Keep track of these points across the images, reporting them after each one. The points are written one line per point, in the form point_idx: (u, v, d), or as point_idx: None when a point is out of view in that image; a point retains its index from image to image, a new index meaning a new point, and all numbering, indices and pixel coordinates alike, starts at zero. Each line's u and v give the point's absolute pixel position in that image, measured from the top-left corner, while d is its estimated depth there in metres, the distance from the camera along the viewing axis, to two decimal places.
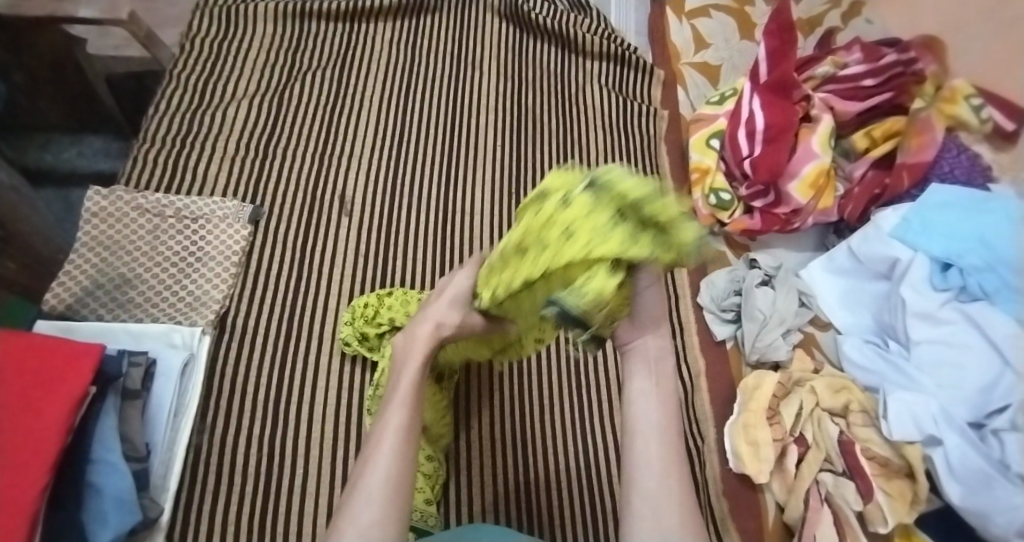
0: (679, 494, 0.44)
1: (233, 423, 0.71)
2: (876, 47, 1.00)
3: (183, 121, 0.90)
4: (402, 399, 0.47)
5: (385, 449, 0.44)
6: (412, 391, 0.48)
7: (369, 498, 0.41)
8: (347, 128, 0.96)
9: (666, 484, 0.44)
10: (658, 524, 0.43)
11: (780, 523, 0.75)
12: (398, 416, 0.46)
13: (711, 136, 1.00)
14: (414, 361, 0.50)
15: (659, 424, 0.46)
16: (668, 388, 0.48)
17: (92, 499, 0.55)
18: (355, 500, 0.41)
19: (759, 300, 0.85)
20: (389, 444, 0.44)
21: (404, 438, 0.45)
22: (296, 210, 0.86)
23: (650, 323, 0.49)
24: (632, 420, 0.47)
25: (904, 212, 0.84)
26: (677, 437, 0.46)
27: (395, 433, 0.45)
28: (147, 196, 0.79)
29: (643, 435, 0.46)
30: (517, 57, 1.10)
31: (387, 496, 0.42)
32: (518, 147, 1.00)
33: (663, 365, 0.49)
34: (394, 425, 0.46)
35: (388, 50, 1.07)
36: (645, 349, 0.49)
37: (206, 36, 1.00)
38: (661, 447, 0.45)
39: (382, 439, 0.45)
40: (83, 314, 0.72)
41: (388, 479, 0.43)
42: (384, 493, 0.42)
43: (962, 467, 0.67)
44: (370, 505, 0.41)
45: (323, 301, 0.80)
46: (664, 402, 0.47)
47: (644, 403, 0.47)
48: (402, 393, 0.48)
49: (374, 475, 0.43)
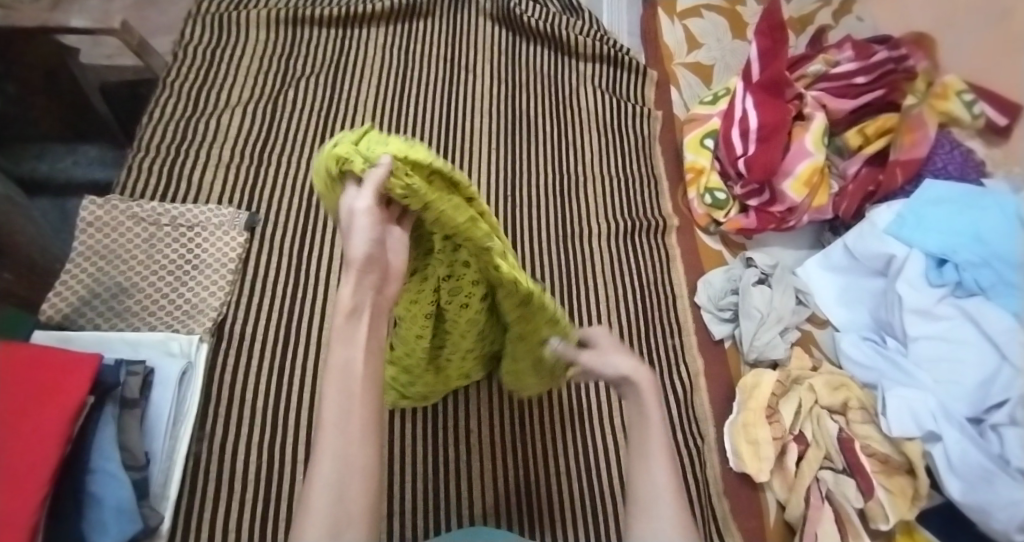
0: (674, 502, 0.45)
1: (233, 429, 0.71)
2: (867, 45, 1.00)
3: (177, 129, 0.90)
4: (332, 389, 0.39)
5: (323, 455, 0.38)
6: (344, 374, 0.40)
7: (313, 508, 0.36)
8: (341, 133, 0.96)
9: (663, 497, 0.45)
10: (653, 531, 0.43)
11: (781, 521, 0.75)
12: (339, 405, 0.39)
13: (704, 135, 1.00)
14: (340, 332, 0.41)
15: (659, 446, 0.47)
16: (651, 407, 0.50)
17: (91, 509, 0.55)
18: (302, 516, 0.36)
19: (756, 299, 0.86)
20: (328, 445, 0.38)
21: (344, 435, 0.38)
22: (292, 216, 0.87)
23: (623, 367, 0.51)
24: (633, 445, 0.49)
25: (899, 209, 0.84)
26: (667, 451, 0.47)
27: (334, 432, 0.38)
28: (142, 204, 0.79)
29: (640, 459, 0.48)
30: (510, 60, 1.10)
31: (337, 508, 0.37)
32: (512, 150, 1.00)
33: (647, 394, 0.50)
34: (329, 421, 0.39)
35: (381, 54, 1.07)
36: (635, 387, 0.51)
37: (199, 44, 1.01)
38: (661, 467, 0.46)
39: (322, 442, 0.38)
40: (80, 323, 0.72)
41: (335, 489, 0.37)
42: (332, 500, 0.37)
43: (962, 462, 0.67)
44: (317, 516, 0.36)
45: (321, 306, 0.81)
46: (662, 427, 0.49)
47: (644, 430, 0.49)
48: (339, 374, 0.40)
49: (318, 487, 0.37)
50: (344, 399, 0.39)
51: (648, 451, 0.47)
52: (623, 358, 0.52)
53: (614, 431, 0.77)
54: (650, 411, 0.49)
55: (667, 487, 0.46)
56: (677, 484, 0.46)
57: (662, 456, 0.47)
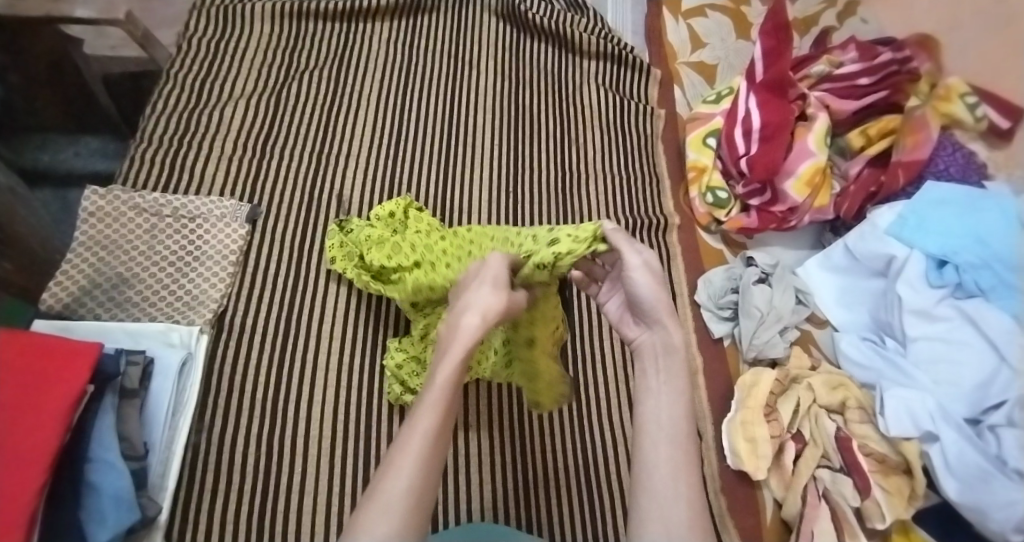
0: (690, 491, 0.42)
1: (232, 421, 0.71)
2: (871, 46, 1.00)
3: (179, 121, 0.90)
4: (435, 400, 0.41)
5: (410, 457, 0.39)
6: (447, 392, 0.41)
7: (388, 510, 0.36)
8: (344, 127, 0.96)
9: (679, 487, 0.42)
10: (665, 521, 0.40)
11: (777, 519, 0.76)
12: (432, 416, 0.40)
13: (707, 134, 1.00)
14: (453, 356, 0.42)
15: (680, 429, 0.44)
16: (681, 385, 0.47)
17: (90, 497, 0.55)
18: (374, 511, 0.36)
19: (756, 298, 0.86)
20: (417, 448, 0.39)
21: (433, 448, 0.40)
22: (293, 209, 0.86)
23: (654, 305, 0.49)
24: (648, 419, 0.46)
25: (900, 210, 0.84)
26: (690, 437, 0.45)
27: (427, 439, 0.40)
28: (144, 195, 0.79)
29: (657, 435, 0.44)
30: (515, 57, 1.10)
31: (412, 512, 0.37)
32: (515, 146, 1.00)
33: (678, 369, 0.47)
34: (423, 427, 0.40)
35: (385, 49, 1.07)
36: (667, 353, 0.48)
37: (202, 36, 1.00)
38: (679, 449, 0.43)
39: (410, 444, 0.39)
40: (80, 313, 0.72)
41: (411, 495, 0.38)
42: (408, 508, 0.37)
43: (958, 462, 0.68)
44: (390, 520, 0.36)
45: (321, 300, 0.81)
46: (683, 408, 0.46)
47: (665, 407, 0.46)
48: (437, 391, 0.41)
49: (398, 486, 0.38)
50: (442, 415, 0.41)
51: (672, 433, 0.44)
52: (655, 290, 0.50)
53: (613, 428, 0.79)
54: (680, 388, 0.47)
55: (685, 475, 0.42)
56: (694, 471, 0.43)
57: (685, 440, 0.44)
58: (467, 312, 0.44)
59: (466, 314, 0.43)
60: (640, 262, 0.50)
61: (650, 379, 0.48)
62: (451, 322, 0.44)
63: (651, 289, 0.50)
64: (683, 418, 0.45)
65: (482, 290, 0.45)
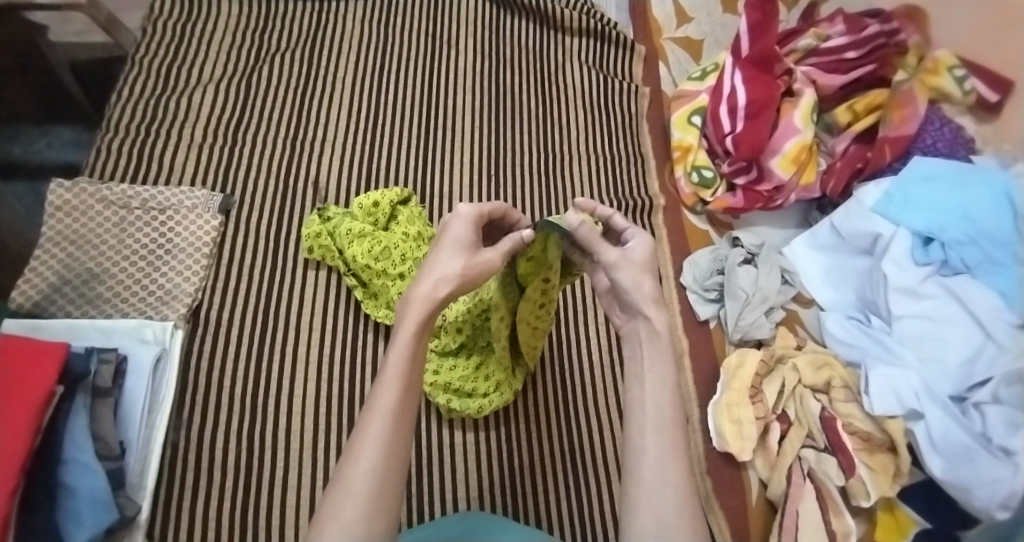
0: (680, 484, 0.40)
1: (211, 416, 0.70)
2: (858, 19, 0.98)
3: (148, 109, 0.87)
4: (394, 379, 0.43)
5: (371, 439, 0.40)
6: (403, 370, 0.43)
7: (353, 495, 0.38)
8: (319, 111, 0.94)
9: (667, 473, 0.40)
10: (656, 516, 0.39)
11: (763, 498, 0.76)
12: (392, 391, 0.42)
13: (691, 113, 0.98)
14: (405, 333, 0.44)
15: (667, 416, 0.43)
16: (666, 369, 0.44)
17: (64, 499, 0.54)
18: (338, 501, 0.38)
19: (741, 279, 0.85)
20: (379, 431, 0.40)
21: (395, 426, 0.41)
22: (268, 198, 0.84)
23: (649, 296, 0.46)
24: (636, 411, 0.44)
25: (886, 187, 0.83)
26: (676, 425, 0.43)
27: (385, 421, 0.41)
28: (112, 187, 0.77)
29: (643, 426, 0.43)
30: (495, 34, 1.07)
31: (376, 496, 0.38)
32: (496, 127, 0.98)
33: (665, 353, 0.45)
34: (383, 409, 0.41)
35: (361, 29, 1.04)
36: (656, 341, 0.45)
37: (169, 18, 0.97)
38: (668, 442, 0.42)
39: (372, 427, 0.41)
40: (51, 311, 0.70)
41: (377, 476, 0.39)
42: (373, 488, 0.39)
43: (943, 438, 0.68)
44: (356, 500, 0.38)
45: (299, 291, 0.79)
46: (672, 394, 0.44)
47: (652, 396, 0.44)
48: (395, 365, 0.43)
49: (361, 473, 0.39)
50: (400, 394, 0.42)
51: (656, 423, 0.42)
52: (651, 281, 0.47)
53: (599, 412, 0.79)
54: (666, 373, 0.44)
55: (674, 466, 0.41)
56: (684, 461, 0.41)
57: (672, 428, 0.42)
58: (422, 280, 0.46)
59: (422, 285, 0.46)
60: (617, 256, 0.48)
61: (640, 368, 0.46)
62: (405, 297, 0.46)
63: (635, 277, 0.47)
64: (671, 404, 0.43)
65: (442, 255, 0.48)
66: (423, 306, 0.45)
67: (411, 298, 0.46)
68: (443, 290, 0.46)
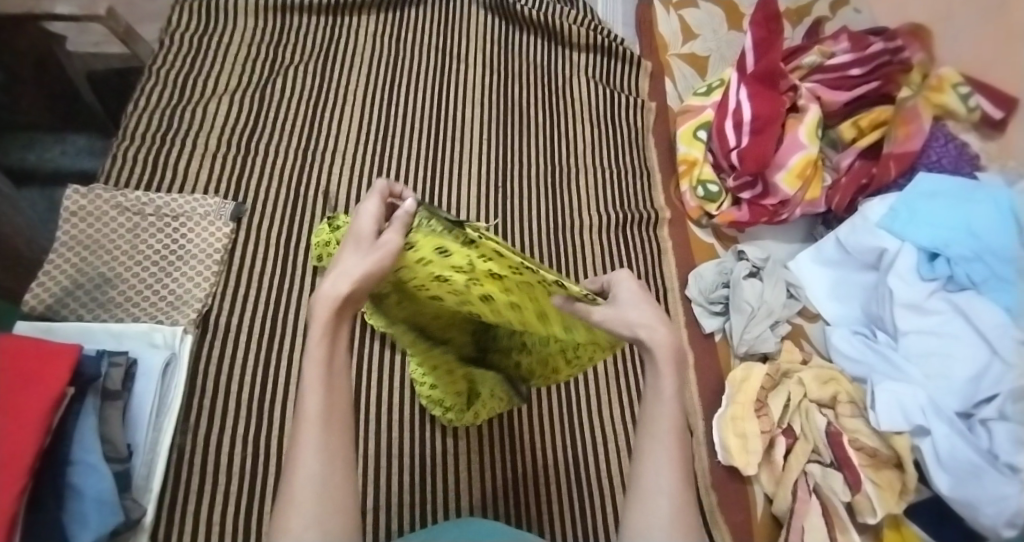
0: (676, 495, 0.37)
1: (218, 420, 0.70)
2: (863, 37, 1.00)
3: (163, 118, 0.89)
4: (314, 385, 0.37)
5: (307, 450, 0.36)
6: (323, 375, 0.37)
7: (299, 509, 0.34)
8: (329, 122, 0.95)
9: (663, 483, 0.38)
10: (647, 525, 0.37)
11: (768, 514, 0.75)
12: (317, 390, 0.37)
13: (697, 127, 0.99)
14: (318, 337, 0.37)
15: (667, 428, 0.39)
16: (666, 378, 0.38)
17: (71, 500, 0.54)
18: (284, 513, 0.34)
19: (746, 292, 0.85)
20: (312, 441, 0.36)
21: (328, 425, 0.37)
22: (279, 206, 0.86)
23: (639, 323, 0.39)
24: (640, 417, 0.40)
25: (891, 202, 0.83)
26: (676, 432, 0.39)
27: (318, 429, 0.36)
28: (126, 194, 0.78)
29: (645, 433, 0.39)
30: (502, 49, 1.09)
31: (323, 501, 0.35)
32: (503, 140, 0.99)
33: (665, 365, 0.38)
34: (311, 416, 0.36)
35: (372, 43, 1.06)
36: (651, 357, 0.39)
37: (185, 31, 0.99)
38: (667, 455, 0.38)
39: (304, 430, 0.36)
40: (63, 314, 0.71)
41: (319, 480, 0.35)
42: (319, 493, 0.35)
43: (950, 457, 0.67)
44: (305, 509, 0.34)
45: (308, 297, 0.80)
46: (673, 404, 0.39)
47: (652, 403, 0.39)
48: (315, 362, 0.37)
49: (302, 481, 0.35)
50: (326, 399, 0.37)
51: (654, 429, 0.39)
52: (646, 311, 0.40)
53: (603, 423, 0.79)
54: (665, 381, 0.38)
55: (671, 476, 0.38)
56: (683, 471, 0.38)
57: (671, 436, 0.39)
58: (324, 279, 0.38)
59: (334, 286, 0.37)
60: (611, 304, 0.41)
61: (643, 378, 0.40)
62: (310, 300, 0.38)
63: (627, 318, 0.40)
64: (671, 417, 0.39)
65: (348, 255, 0.39)
66: (331, 302, 0.37)
67: (316, 300, 0.37)
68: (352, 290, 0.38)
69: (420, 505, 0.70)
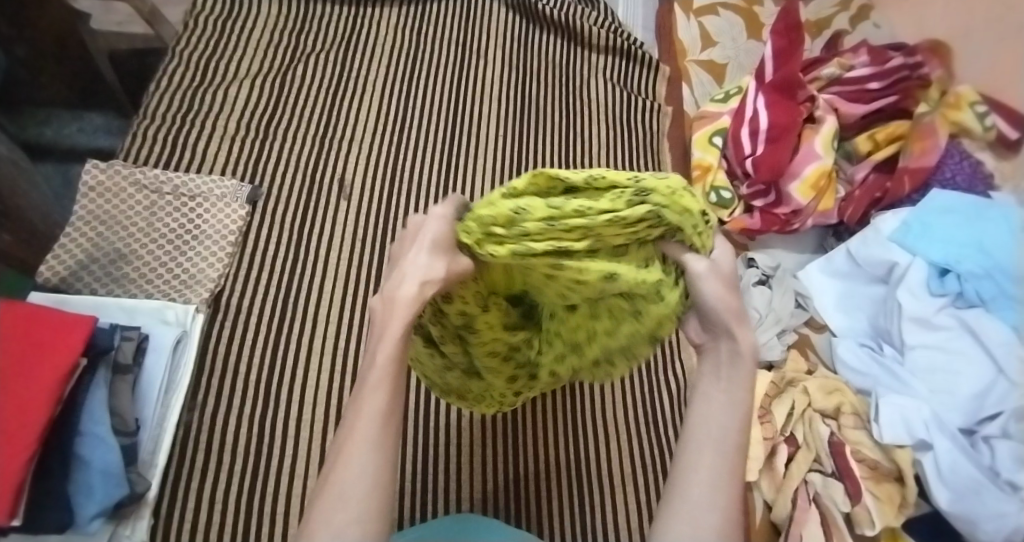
0: (726, 508, 0.35)
1: (226, 399, 0.71)
2: (882, 51, 1.00)
3: (183, 99, 0.90)
4: (381, 382, 0.34)
5: (362, 447, 0.33)
6: (390, 373, 0.35)
7: (343, 509, 0.32)
8: (348, 112, 0.96)
9: (717, 496, 0.35)
10: (694, 523, 0.34)
11: (767, 521, 0.74)
12: (380, 394, 0.34)
13: (713, 133, 0.99)
14: (393, 329, 0.35)
15: (729, 438, 0.36)
16: (741, 386, 0.38)
17: (78, 470, 0.55)
18: (326, 513, 0.32)
19: (755, 300, 0.87)
20: (365, 441, 0.33)
21: (384, 432, 0.34)
22: (295, 191, 0.87)
23: (722, 309, 0.38)
24: (700, 420, 0.38)
25: (905, 217, 0.84)
26: (738, 445, 0.37)
27: (375, 427, 0.34)
28: (145, 171, 0.79)
29: (701, 437, 0.37)
30: (523, 48, 1.09)
31: (368, 510, 0.32)
32: (519, 136, 1.00)
33: (745, 368, 0.38)
34: (371, 413, 0.34)
35: (394, 36, 1.06)
36: (732, 354, 0.38)
37: (210, 14, 1.00)
38: (726, 466, 0.36)
39: (358, 431, 0.33)
40: (77, 288, 0.72)
41: (369, 486, 0.33)
42: (365, 500, 0.32)
43: (951, 472, 0.67)
44: (344, 517, 0.32)
45: (320, 283, 0.81)
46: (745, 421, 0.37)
47: (720, 410, 0.37)
48: (381, 364, 0.34)
49: (351, 480, 0.32)
50: (389, 397, 0.34)
51: (716, 439, 0.36)
52: (728, 295, 0.39)
53: (608, 421, 0.79)
54: (739, 389, 0.38)
55: (724, 488, 0.35)
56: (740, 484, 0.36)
57: (733, 450, 0.36)
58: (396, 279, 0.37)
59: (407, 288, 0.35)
60: (707, 267, 0.39)
61: (708, 379, 0.39)
62: (387, 296, 0.36)
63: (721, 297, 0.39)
64: (737, 426, 0.37)
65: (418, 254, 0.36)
66: (411, 307, 0.35)
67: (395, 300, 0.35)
68: (430, 293, 0.36)
69: (421, 498, 0.69)
